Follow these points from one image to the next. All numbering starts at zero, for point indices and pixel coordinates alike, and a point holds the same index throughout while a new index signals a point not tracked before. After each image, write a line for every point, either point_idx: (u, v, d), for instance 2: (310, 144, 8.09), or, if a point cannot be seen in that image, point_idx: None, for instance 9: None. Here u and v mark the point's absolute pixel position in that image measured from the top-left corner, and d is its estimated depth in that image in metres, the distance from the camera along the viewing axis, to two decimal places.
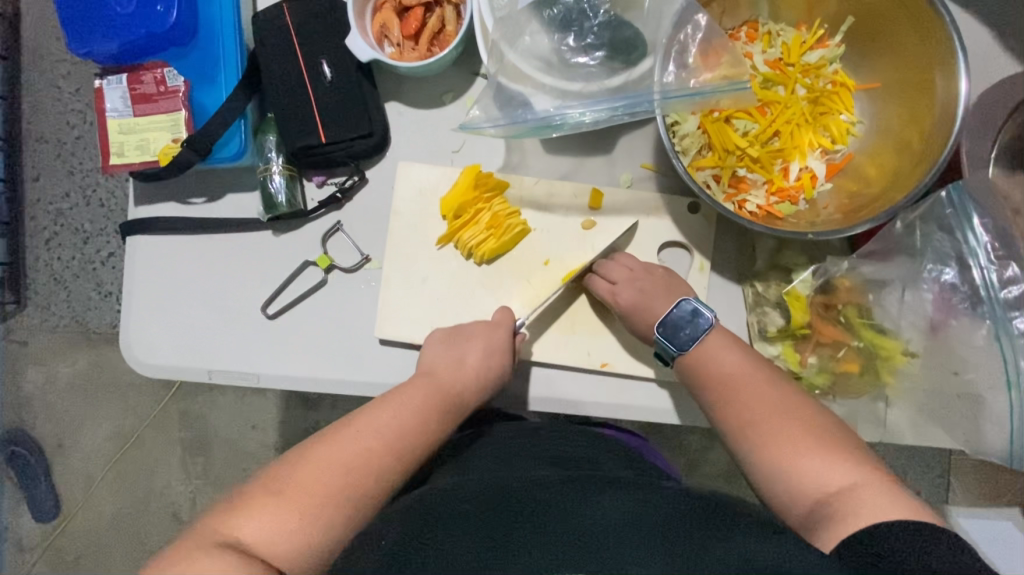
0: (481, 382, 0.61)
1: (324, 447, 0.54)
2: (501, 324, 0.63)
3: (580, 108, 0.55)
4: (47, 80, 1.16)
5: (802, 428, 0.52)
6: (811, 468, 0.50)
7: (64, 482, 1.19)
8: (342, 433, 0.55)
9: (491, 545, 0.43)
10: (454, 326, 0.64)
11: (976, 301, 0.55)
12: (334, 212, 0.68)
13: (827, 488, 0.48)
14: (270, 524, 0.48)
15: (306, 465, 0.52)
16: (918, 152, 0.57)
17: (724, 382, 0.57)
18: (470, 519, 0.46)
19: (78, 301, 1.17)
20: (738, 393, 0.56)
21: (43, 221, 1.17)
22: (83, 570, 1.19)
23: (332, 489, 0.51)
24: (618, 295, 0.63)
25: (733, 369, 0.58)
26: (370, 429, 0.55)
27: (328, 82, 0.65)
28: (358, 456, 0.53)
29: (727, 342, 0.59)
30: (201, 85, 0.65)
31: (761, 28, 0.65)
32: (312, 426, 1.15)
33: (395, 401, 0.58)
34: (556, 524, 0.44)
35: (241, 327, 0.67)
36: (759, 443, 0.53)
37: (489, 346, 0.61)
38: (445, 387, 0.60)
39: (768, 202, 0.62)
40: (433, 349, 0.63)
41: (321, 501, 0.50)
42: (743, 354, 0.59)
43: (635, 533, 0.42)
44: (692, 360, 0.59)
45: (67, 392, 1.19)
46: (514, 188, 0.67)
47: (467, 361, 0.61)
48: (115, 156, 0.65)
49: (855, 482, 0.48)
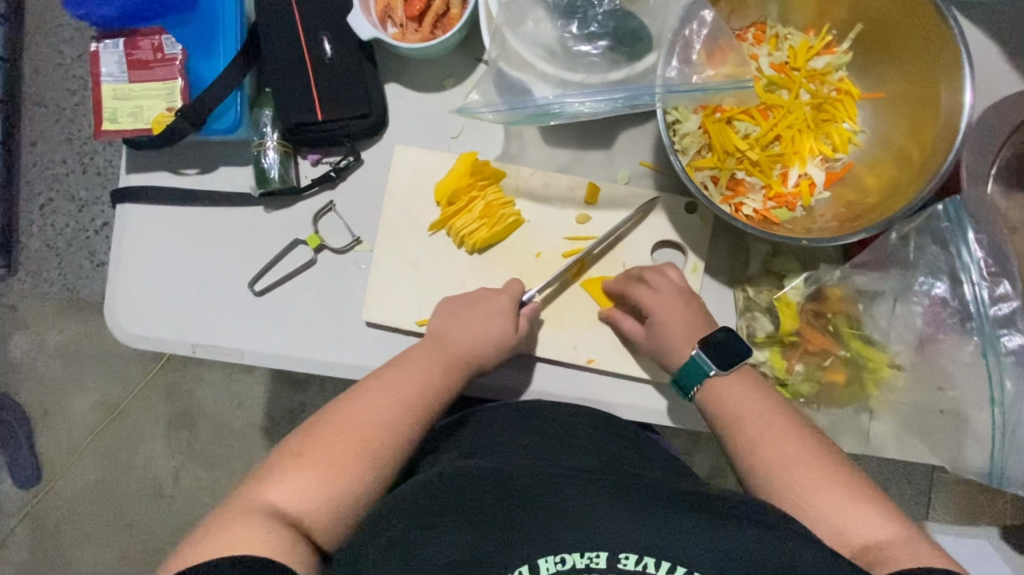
0: (493, 347, 0.60)
1: (328, 420, 0.53)
2: (508, 291, 0.62)
3: (579, 97, 0.54)
4: (50, 45, 1.15)
5: (815, 456, 0.52)
6: (845, 516, 0.48)
7: (47, 449, 1.18)
8: (340, 409, 0.54)
9: (513, 523, 0.44)
10: (453, 304, 0.62)
11: (966, 316, 0.55)
12: (328, 190, 0.67)
13: (865, 537, 0.47)
14: (303, 489, 0.49)
15: (322, 431, 0.52)
16: (918, 165, 0.57)
17: (749, 431, 0.54)
18: (480, 502, 0.45)
19: (71, 270, 1.16)
20: (767, 443, 0.53)
21: (38, 186, 1.16)
22: (60, 539, 1.19)
23: (346, 450, 0.51)
24: (664, 306, 0.60)
25: (757, 415, 0.54)
26: (369, 398, 0.54)
27: (329, 59, 0.64)
28: (364, 424, 0.53)
29: (754, 381, 0.57)
30: (198, 55, 0.65)
31: (769, 30, 0.64)
32: (298, 408, 1.15)
33: (398, 366, 0.58)
34: (557, 513, 0.44)
35: (228, 301, 0.67)
36: (768, 465, 0.52)
37: (490, 309, 0.61)
38: (451, 348, 0.59)
39: (765, 206, 0.62)
40: (441, 319, 0.62)
41: (341, 459, 0.50)
42: (765, 397, 0.56)
43: (659, 517, 0.43)
44: (712, 391, 0.57)
45: (54, 359, 1.18)
46: (509, 178, 0.66)
47: (473, 322, 0.60)
48: (108, 122, 0.64)
49: (889, 534, 0.47)
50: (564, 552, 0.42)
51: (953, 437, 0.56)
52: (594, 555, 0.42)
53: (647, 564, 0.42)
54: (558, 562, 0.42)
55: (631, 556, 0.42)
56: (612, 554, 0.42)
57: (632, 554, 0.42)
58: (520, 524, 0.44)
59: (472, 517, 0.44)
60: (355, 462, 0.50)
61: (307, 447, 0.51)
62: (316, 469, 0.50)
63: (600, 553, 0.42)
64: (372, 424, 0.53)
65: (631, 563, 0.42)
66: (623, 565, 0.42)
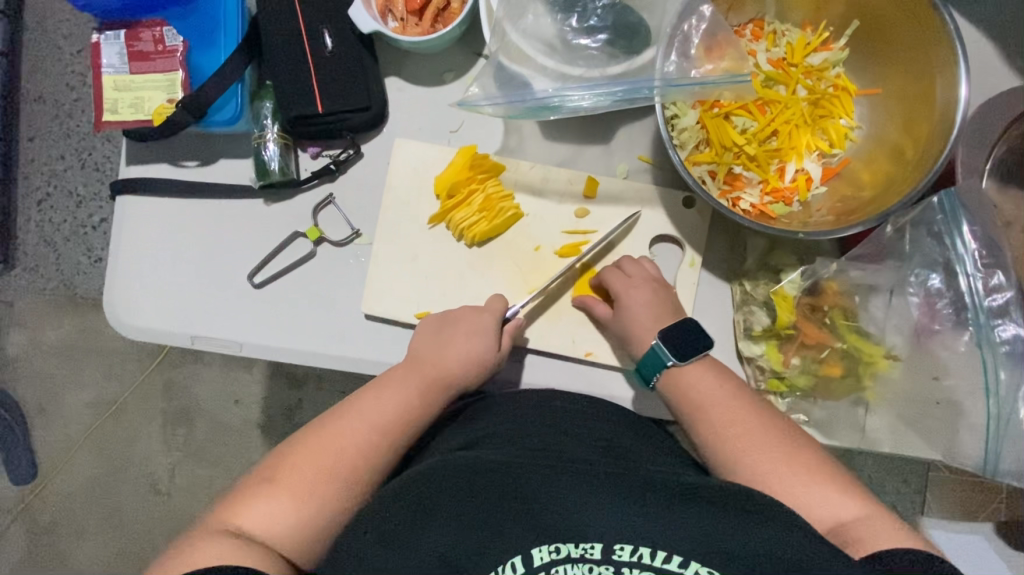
0: (473, 367, 0.60)
1: (303, 444, 0.54)
2: (491, 308, 0.62)
3: (579, 91, 0.55)
4: (49, 41, 1.15)
5: (782, 441, 0.53)
6: (825, 499, 0.50)
7: (43, 446, 1.18)
8: (316, 434, 0.55)
9: (503, 515, 0.44)
10: (436, 321, 0.63)
11: (960, 307, 0.55)
12: (327, 183, 0.67)
13: (839, 517, 0.49)
14: (273, 513, 0.50)
15: (303, 452, 0.53)
16: (912, 160, 0.58)
17: (714, 420, 0.55)
18: (478, 492, 0.45)
19: (68, 266, 1.16)
20: (731, 430, 0.54)
21: (36, 182, 1.16)
22: (55, 536, 1.18)
23: (316, 478, 0.52)
24: (631, 293, 0.62)
25: (716, 402, 0.56)
26: (345, 425, 0.55)
27: (329, 52, 0.65)
28: (342, 448, 0.54)
29: (716, 368, 0.58)
30: (200, 47, 0.65)
31: (766, 26, 0.64)
32: (296, 405, 1.15)
33: (376, 391, 0.58)
34: (553, 504, 0.44)
35: (227, 294, 0.67)
36: (736, 455, 0.53)
37: (473, 328, 0.61)
38: (428, 373, 0.59)
39: (762, 201, 0.62)
40: (422, 337, 0.62)
41: (311, 486, 0.52)
42: (727, 386, 0.57)
43: (651, 508, 0.43)
44: (672, 382, 0.58)
45: (51, 355, 1.18)
46: (509, 172, 0.67)
47: (453, 345, 0.60)
48: (108, 113, 0.64)
49: (863, 514, 0.49)
50: (560, 543, 0.43)
51: (948, 427, 0.56)
52: (588, 546, 0.42)
53: (642, 555, 0.42)
54: (552, 551, 0.43)
55: (626, 547, 0.42)
56: (606, 545, 0.42)
57: (627, 545, 0.42)
58: (517, 513, 0.44)
59: (464, 511, 0.45)
60: (329, 485, 0.52)
61: (279, 471, 0.52)
62: (291, 492, 0.51)
63: (595, 545, 0.42)
64: (346, 453, 0.54)
65: (625, 555, 0.42)
66: (618, 556, 0.42)
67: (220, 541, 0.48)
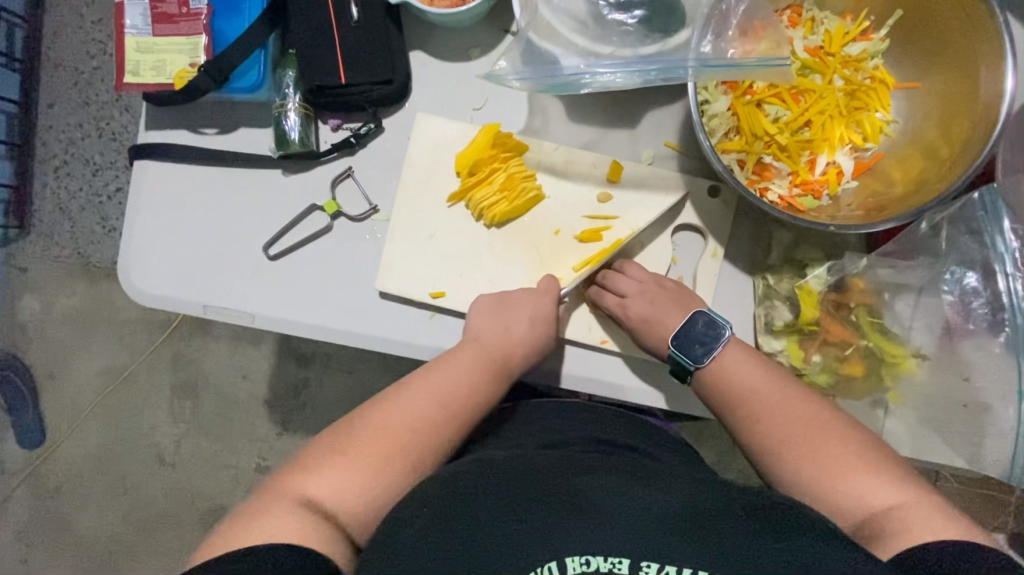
0: (531, 350, 0.61)
1: (369, 418, 0.54)
2: (549, 293, 0.62)
3: (610, 69, 0.53)
4: (71, 7, 1.15)
5: (817, 426, 0.52)
6: (859, 484, 0.48)
7: (51, 411, 1.19)
8: (379, 411, 0.54)
9: (533, 529, 0.43)
10: (493, 301, 0.62)
11: (997, 308, 0.54)
12: (347, 156, 0.66)
13: (874, 506, 0.47)
14: (349, 482, 0.50)
15: (372, 427, 0.53)
16: (948, 158, 0.56)
17: (747, 402, 0.55)
18: (510, 503, 0.45)
19: (82, 234, 1.16)
20: (769, 412, 0.54)
21: (53, 149, 1.16)
22: (60, 503, 1.19)
23: (388, 452, 0.52)
24: (628, 305, 0.61)
25: (755, 384, 0.56)
26: (412, 402, 0.55)
27: (354, 23, 0.63)
28: (404, 426, 0.54)
29: (748, 354, 0.57)
30: (224, 13, 0.65)
31: (804, 13, 0.63)
32: (302, 383, 1.15)
33: (444, 368, 0.58)
34: (588, 517, 0.43)
35: (243, 265, 0.66)
36: (773, 442, 0.53)
37: (536, 313, 0.60)
38: (493, 354, 0.60)
39: (790, 193, 0.60)
40: (480, 315, 0.61)
41: (390, 453, 0.52)
42: (764, 371, 0.56)
43: (679, 528, 0.42)
44: (704, 375, 0.58)
45: (63, 322, 1.18)
46: (532, 152, 0.65)
47: (517, 328, 0.60)
48: (130, 75, 0.63)
49: (901, 502, 0.47)
50: (590, 556, 0.41)
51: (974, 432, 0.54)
52: (617, 561, 0.41)
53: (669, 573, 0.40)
54: (583, 564, 0.41)
55: (653, 566, 0.41)
56: (636, 561, 0.41)
57: (655, 564, 0.41)
58: (548, 524, 0.43)
59: (497, 519, 0.44)
60: (401, 459, 0.52)
61: (350, 442, 0.52)
62: (355, 467, 0.51)
63: (624, 560, 0.41)
64: (410, 433, 0.53)
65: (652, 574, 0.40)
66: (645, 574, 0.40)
67: (271, 515, 0.46)
